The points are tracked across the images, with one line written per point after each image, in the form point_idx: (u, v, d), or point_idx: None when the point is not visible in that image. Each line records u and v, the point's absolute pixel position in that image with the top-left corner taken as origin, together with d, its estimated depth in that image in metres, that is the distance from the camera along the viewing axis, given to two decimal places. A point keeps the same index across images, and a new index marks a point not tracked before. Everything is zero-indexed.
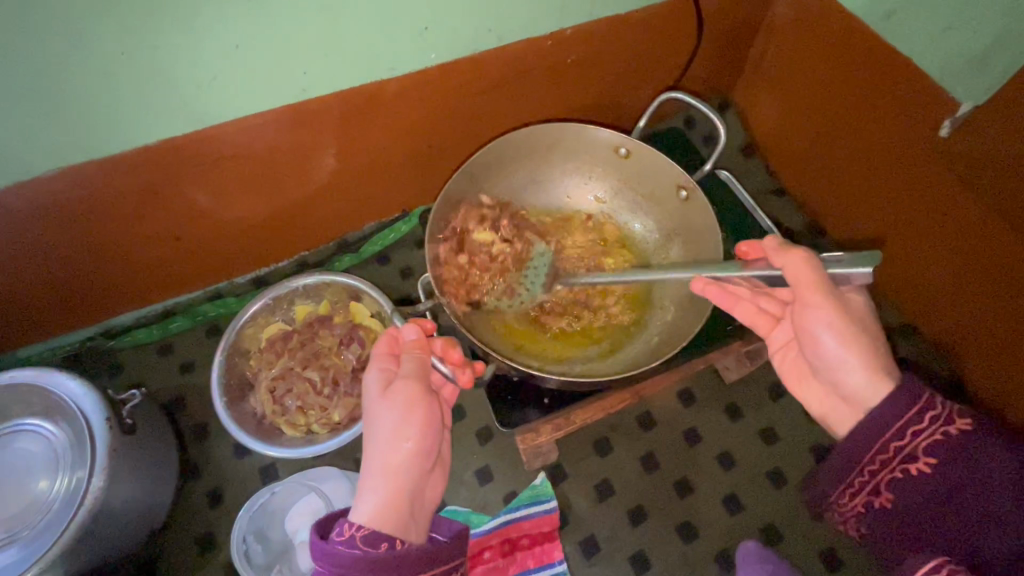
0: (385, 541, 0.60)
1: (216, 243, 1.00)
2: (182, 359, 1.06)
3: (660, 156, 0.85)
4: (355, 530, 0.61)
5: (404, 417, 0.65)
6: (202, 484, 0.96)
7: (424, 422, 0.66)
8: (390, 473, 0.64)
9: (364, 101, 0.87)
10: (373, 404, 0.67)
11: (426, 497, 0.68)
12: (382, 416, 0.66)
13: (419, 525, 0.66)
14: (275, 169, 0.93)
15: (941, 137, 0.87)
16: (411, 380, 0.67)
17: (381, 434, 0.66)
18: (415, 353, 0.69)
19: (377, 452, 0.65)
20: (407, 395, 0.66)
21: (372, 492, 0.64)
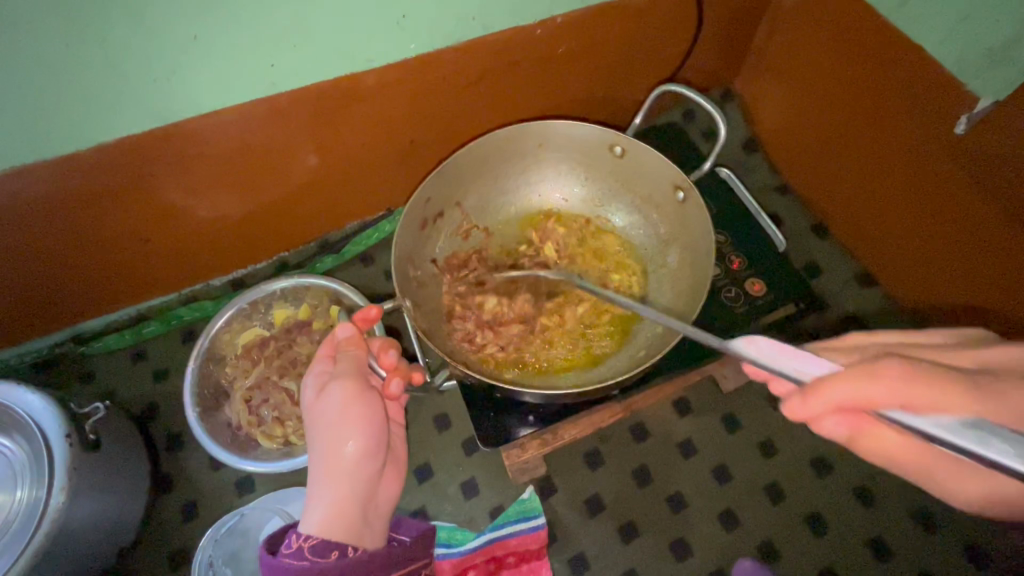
0: (334, 549, 0.58)
1: (188, 244, 0.95)
2: (156, 367, 1.02)
3: (656, 153, 0.78)
4: (303, 540, 0.58)
5: (345, 417, 0.62)
6: (176, 497, 0.92)
7: (369, 420, 0.63)
8: (334, 478, 0.61)
9: (339, 96, 0.82)
10: (312, 409, 0.65)
11: (380, 499, 0.65)
12: (323, 419, 0.63)
13: (376, 530, 0.63)
14: (247, 167, 0.87)
15: (957, 135, 0.81)
16: (346, 379, 0.65)
17: (322, 438, 0.63)
18: (349, 352, 0.68)
19: (320, 457, 0.62)
20: (344, 395, 0.63)
21: (319, 500, 0.60)
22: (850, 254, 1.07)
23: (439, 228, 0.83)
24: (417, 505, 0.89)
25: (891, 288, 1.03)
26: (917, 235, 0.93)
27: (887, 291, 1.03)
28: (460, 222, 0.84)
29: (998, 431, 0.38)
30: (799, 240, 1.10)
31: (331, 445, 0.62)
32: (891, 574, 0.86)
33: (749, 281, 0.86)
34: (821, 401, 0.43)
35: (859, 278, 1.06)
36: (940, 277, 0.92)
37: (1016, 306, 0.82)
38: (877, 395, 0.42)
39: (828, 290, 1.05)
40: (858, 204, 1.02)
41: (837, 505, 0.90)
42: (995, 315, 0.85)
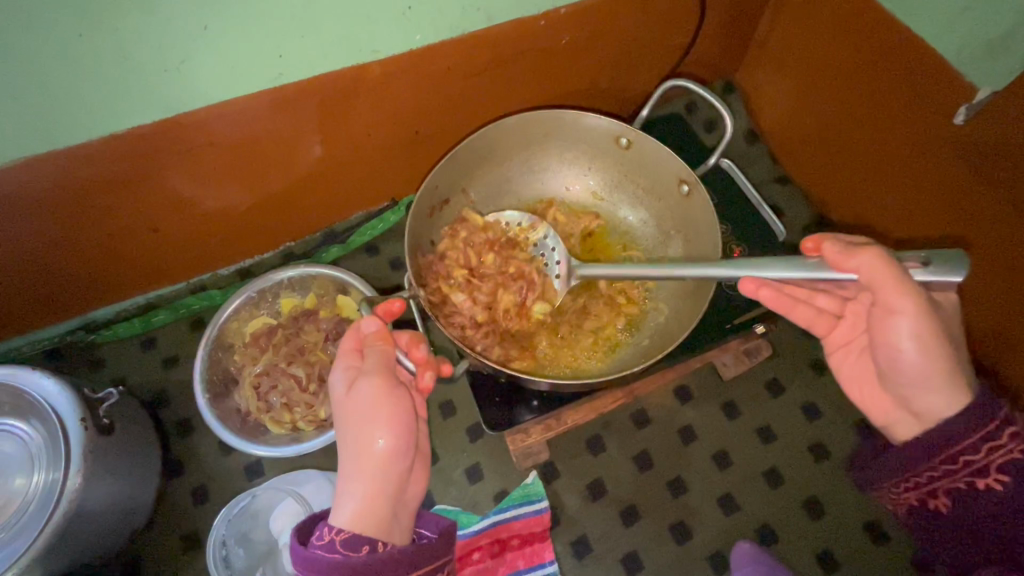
0: (365, 544, 0.59)
1: (197, 233, 0.97)
2: (166, 354, 1.03)
3: (662, 147, 0.80)
4: (334, 534, 0.59)
5: (377, 415, 0.62)
6: (186, 481, 0.94)
7: (400, 418, 0.63)
8: (366, 474, 0.61)
9: (346, 86, 0.83)
10: (342, 404, 0.64)
11: (408, 493, 0.66)
12: (353, 415, 0.63)
13: (402, 524, 0.64)
14: (256, 157, 0.88)
15: (957, 125, 0.82)
16: (377, 377, 0.63)
17: (354, 434, 0.63)
18: (378, 348, 0.64)
19: (351, 452, 0.62)
20: (376, 392, 0.62)
21: (349, 495, 0.61)
22: None
23: (444, 219, 0.84)
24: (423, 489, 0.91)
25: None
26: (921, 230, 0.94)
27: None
28: (464, 213, 0.86)
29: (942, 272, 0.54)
30: (799, 231, 1.11)
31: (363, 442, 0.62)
32: (886, 558, 0.88)
33: None
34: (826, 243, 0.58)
35: None
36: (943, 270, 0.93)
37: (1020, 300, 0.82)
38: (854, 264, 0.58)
39: None
40: (859, 196, 1.03)
41: (835, 490, 0.92)
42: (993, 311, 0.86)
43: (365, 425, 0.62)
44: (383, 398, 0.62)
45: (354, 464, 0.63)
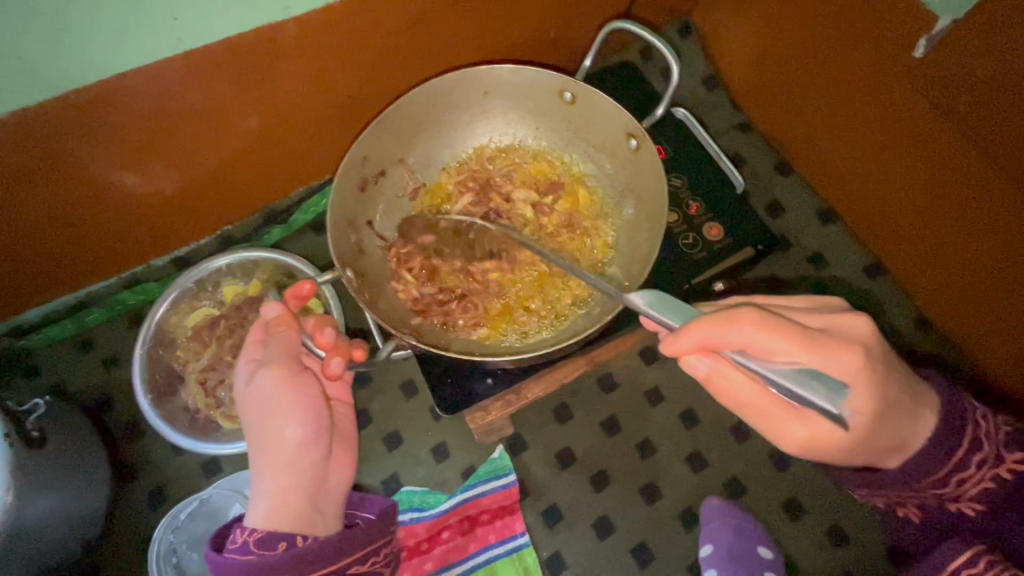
0: (282, 541, 0.56)
1: (121, 224, 0.89)
2: (105, 355, 0.97)
3: (606, 98, 0.75)
4: (247, 535, 0.57)
5: (280, 404, 0.59)
6: (142, 484, 0.91)
7: (307, 404, 0.60)
8: (276, 468, 0.59)
9: (259, 50, 0.74)
10: (245, 400, 0.61)
11: (331, 484, 0.64)
12: (256, 410, 0.60)
13: (328, 515, 0.62)
14: (171, 136, 0.80)
15: (917, 58, 0.78)
16: (277, 363, 0.60)
17: (259, 429, 0.60)
18: (280, 333, 0.62)
19: (260, 449, 0.60)
20: (278, 381, 0.59)
21: (262, 493, 0.59)
22: (813, 190, 1.06)
23: (382, 190, 0.79)
24: (389, 471, 0.89)
25: (847, 223, 1.03)
26: (879, 168, 0.91)
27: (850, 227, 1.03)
28: (404, 184, 0.80)
29: (818, 375, 0.45)
30: (762, 179, 1.08)
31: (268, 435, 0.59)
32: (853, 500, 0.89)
33: (708, 226, 0.84)
34: (689, 339, 0.45)
35: (822, 214, 1.05)
36: (905, 210, 0.91)
37: (981, 235, 0.81)
38: (733, 340, 0.45)
39: (791, 228, 1.05)
40: (822, 140, 0.99)
41: None
42: (973, 250, 0.83)
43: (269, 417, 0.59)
44: (286, 386, 0.59)
45: (263, 460, 0.60)
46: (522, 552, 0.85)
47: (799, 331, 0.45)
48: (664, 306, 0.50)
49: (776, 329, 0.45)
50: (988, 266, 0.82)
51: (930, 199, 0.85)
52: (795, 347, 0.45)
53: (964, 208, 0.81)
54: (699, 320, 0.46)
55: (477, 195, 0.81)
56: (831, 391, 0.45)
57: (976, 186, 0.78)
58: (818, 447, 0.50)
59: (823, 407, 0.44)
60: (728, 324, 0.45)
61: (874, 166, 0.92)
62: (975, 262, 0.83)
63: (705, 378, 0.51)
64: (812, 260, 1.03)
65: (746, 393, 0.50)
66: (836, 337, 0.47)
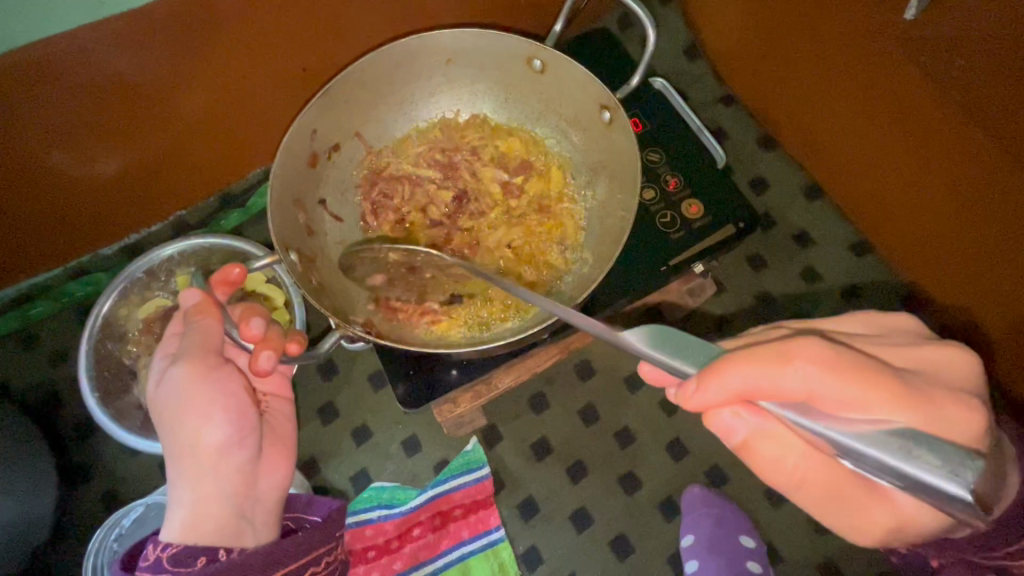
0: (201, 555, 0.51)
1: (57, 211, 0.82)
2: (53, 350, 0.91)
3: (577, 66, 0.69)
4: (161, 551, 0.51)
5: (194, 404, 0.55)
6: (96, 485, 0.86)
7: (226, 402, 0.56)
8: (193, 474, 0.54)
9: (194, 15, 0.68)
10: (157, 403, 0.56)
11: (262, 490, 0.59)
12: (169, 412, 0.55)
13: (258, 523, 0.57)
14: (102, 112, 0.73)
15: (908, 20, 0.71)
16: (191, 358, 0.56)
17: (173, 433, 0.55)
18: (199, 322, 0.58)
19: (173, 456, 0.55)
20: (192, 376, 0.55)
21: (177, 504, 0.54)
22: (799, 165, 1.02)
23: (336, 166, 0.73)
24: (358, 467, 0.85)
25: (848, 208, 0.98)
26: (873, 147, 0.86)
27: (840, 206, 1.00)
28: (361, 161, 0.75)
29: (919, 437, 0.35)
30: (746, 154, 1.04)
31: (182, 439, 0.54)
32: None
33: (686, 204, 0.80)
34: (723, 387, 0.37)
35: (806, 191, 1.01)
36: (904, 190, 0.85)
37: (982, 216, 0.75)
38: (788, 388, 0.38)
39: (775, 206, 1.01)
40: (806, 111, 0.95)
41: None
42: (957, 222, 0.79)
43: (181, 418, 0.54)
44: (200, 382, 0.55)
45: (179, 467, 0.55)
46: (497, 548, 0.82)
47: (877, 376, 0.38)
48: (667, 344, 0.40)
49: (850, 364, 0.38)
50: (972, 236, 0.77)
51: (917, 166, 0.81)
52: (870, 395, 0.37)
53: (948, 176, 0.77)
54: (733, 358, 0.38)
55: (440, 173, 0.76)
56: (948, 467, 0.33)
57: (956, 151, 0.74)
58: (904, 529, 0.41)
59: (940, 489, 0.33)
60: (782, 359, 0.38)
61: (859, 136, 0.88)
62: (960, 233, 0.79)
63: (740, 444, 0.42)
64: (796, 239, 1.00)
65: (810, 468, 0.41)
66: (922, 385, 0.39)
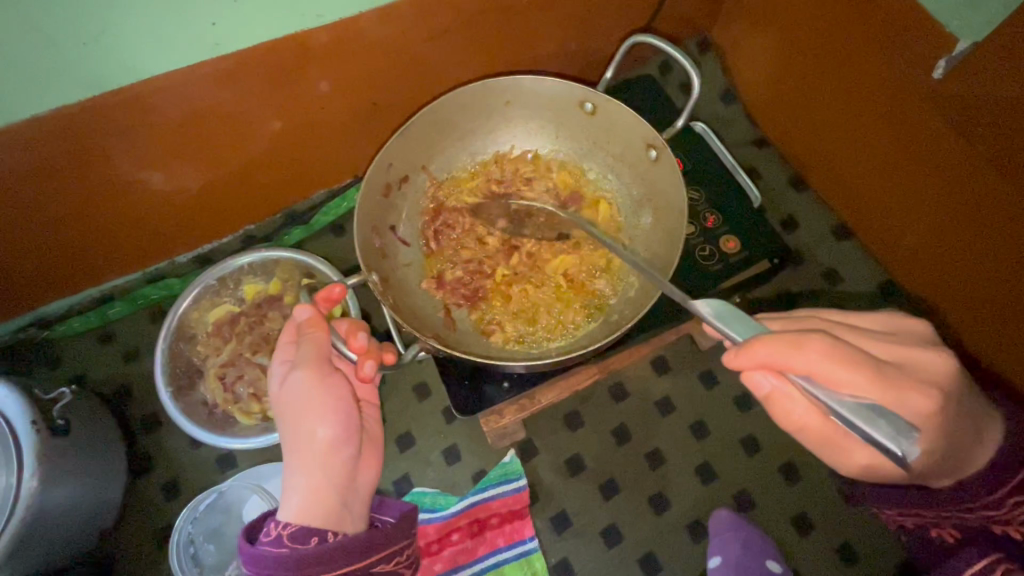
0: (314, 536, 0.58)
1: (147, 221, 0.91)
2: (126, 347, 0.99)
3: (627, 109, 0.76)
4: (281, 529, 0.59)
5: (311, 404, 0.62)
6: (157, 476, 0.92)
7: (336, 405, 0.63)
8: (308, 466, 0.61)
9: (291, 56, 0.77)
10: (279, 401, 0.64)
11: (361, 483, 0.66)
12: (290, 410, 0.63)
13: (357, 514, 0.64)
14: (202, 134, 0.82)
15: (935, 80, 0.79)
16: (308, 366, 0.63)
17: (293, 428, 0.63)
18: (311, 335, 0.64)
19: (293, 449, 0.62)
20: (311, 380, 0.63)
21: (295, 490, 0.61)
22: (828, 207, 1.07)
23: (405, 193, 0.81)
24: (401, 472, 0.90)
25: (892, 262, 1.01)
26: (907, 200, 0.91)
27: (880, 256, 1.02)
28: (426, 188, 0.83)
29: (884, 413, 0.42)
30: (777, 194, 1.09)
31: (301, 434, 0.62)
32: (861, 516, 0.89)
33: (724, 238, 0.85)
34: (751, 357, 0.44)
35: (836, 231, 1.06)
36: (944, 241, 0.88)
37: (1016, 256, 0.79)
38: (798, 365, 0.44)
39: (805, 244, 1.06)
40: (835, 158, 1.01)
41: (810, 454, 0.92)
42: (990, 263, 0.83)
43: (302, 416, 0.62)
44: (318, 387, 0.63)
45: (296, 458, 0.63)
46: (530, 558, 0.86)
47: (867, 365, 0.44)
48: (732, 321, 0.48)
49: (847, 355, 0.44)
50: (1005, 278, 0.81)
51: (944, 215, 0.86)
52: (862, 381, 0.43)
53: (978, 220, 0.81)
54: (766, 338, 0.44)
55: (497, 201, 0.83)
56: (895, 431, 0.41)
57: (986, 197, 0.79)
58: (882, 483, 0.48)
59: (886, 446, 0.40)
60: (794, 346, 0.43)
61: (887, 185, 0.93)
62: (994, 276, 0.83)
63: (765, 397, 0.48)
64: (825, 277, 1.04)
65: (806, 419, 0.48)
66: (907, 377, 0.46)
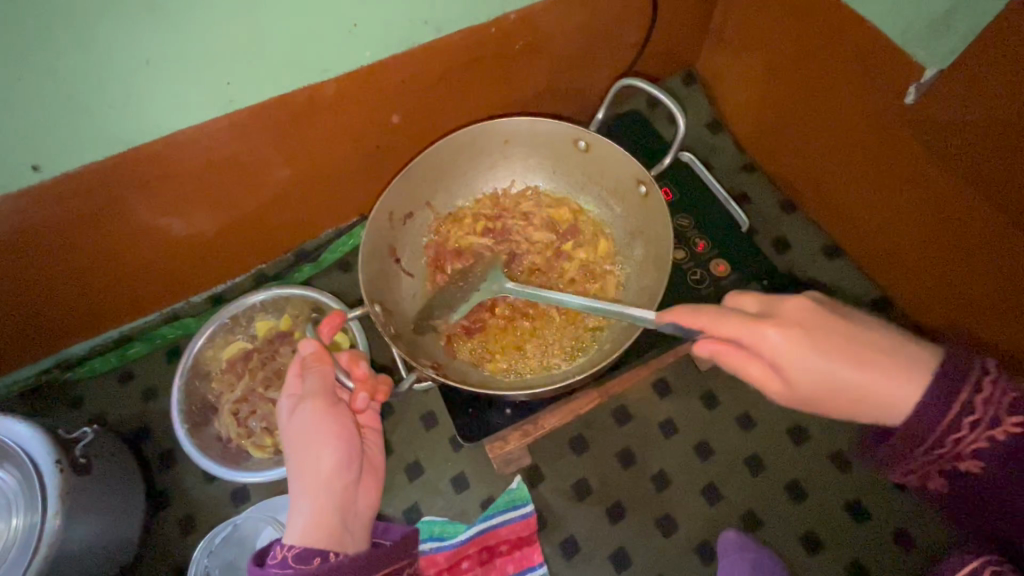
0: (317, 556, 0.61)
1: (166, 264, 0.96)
2: (144, 386, 1.03)
3: (616, 147, 0.81)
4: (287, 551, 0.61)
5: (315, 432, 0.65)
6: (174, 511, 0.95)
7: (338, 432, 0.67)
8: (313, 490, 0.64)
9: (300, 107, 0.82)
10: (285, 429, 0.67)
11: (360, 506, 0.69)
12: (296, 437, 0.66)
13: (358, 536, 0.67)
14: (218, 182, 0.87)
15: (908, 104, 0.83)
16: (315, 396, 0.67)
17: (298, 454, 0.66)
18: (317, 367, 0.68)
19: (298, 474, 0.65)
20: (315, 411, 0.66)
21: (299, 513, 0.64)
22: (819, 227, 1.10)
23: (408, 229, 0.86)
24: (410, 501, 0.92)
25: (906, 289, 0.99)
26: (904, 218, 0.92)
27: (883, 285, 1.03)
28: (431, 222, 0.88)
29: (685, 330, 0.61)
30: (768, 216, 1.12)
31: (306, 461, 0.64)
32: (869, 535, 0.89)
33: (715, 263, 0.88)
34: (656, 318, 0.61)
35: (827, 250, 1.08)
36: (949, 254, 0.88)
37: (999, 260, 0.82)
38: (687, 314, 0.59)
39: (799, 264, 1.08)
40: (820, 179, 1.05)
41: (814, 473, 0.92)
42: (975, 268, 0.86)
43: (307, 443, 0.65)
44: (322, 416, 0.66)
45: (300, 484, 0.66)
46: None
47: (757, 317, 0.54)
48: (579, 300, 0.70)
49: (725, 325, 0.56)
50: (994, 280, 0.84)
51: (932, 225, 0.88)
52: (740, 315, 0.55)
53: (964, 229, 0.84)
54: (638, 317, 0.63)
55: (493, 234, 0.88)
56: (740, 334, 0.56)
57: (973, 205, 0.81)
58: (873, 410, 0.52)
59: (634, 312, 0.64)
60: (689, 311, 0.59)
61: (873, 200, 0.96)
62: (978, 278, 0.86)
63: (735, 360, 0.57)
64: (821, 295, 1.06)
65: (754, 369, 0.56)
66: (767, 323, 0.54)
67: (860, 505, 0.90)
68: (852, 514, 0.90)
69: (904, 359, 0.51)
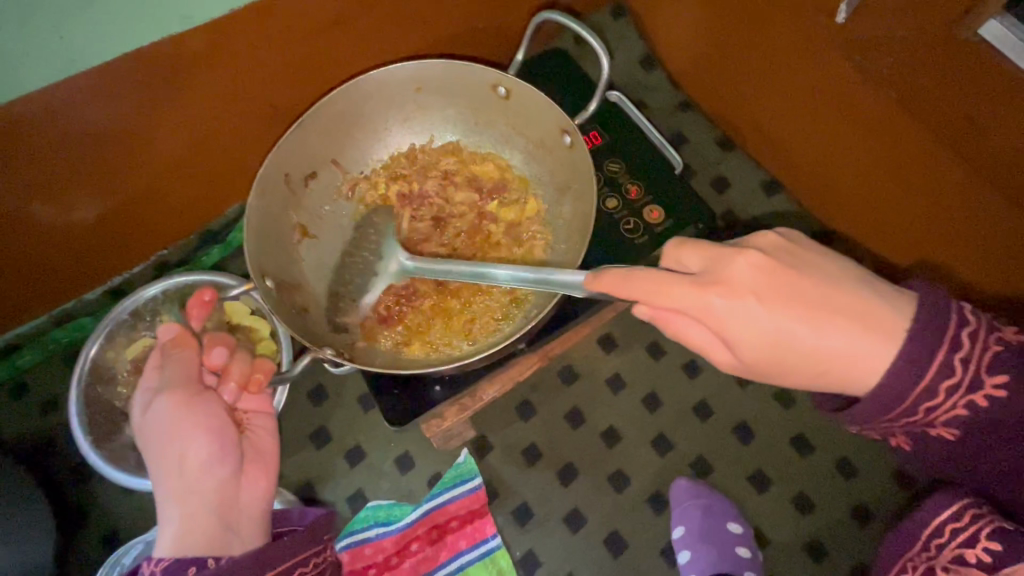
0: (191, 563, 0.55)
1: (42, 259, 0.84)
2: (42, 398, 0.92)
3: (538, 93, 0.73)
4: (155, 564, 0.55)
5: (177, 426, 0.61)
6: (95, 527, 0.87)
7: (206, 423, 0.62)
8: (180, 493, 0.60)
9: (165, 64, 0.70)
10: (146, 430, 0.63)
11: (246, 501, 0.63)
12: (156, 437, 0.62)
13: (244, 533, 0.61)
14: (80, 160, 0.75)
15: (839, 24, 0.77)
16: (173, 388, 0.63)
17: (161, 455, 0.61)
18: (177, 355, 0.67)
19: (164, 477, 0.60)
20: (175, 403, 0.63)
21: (169, 521, 0.59)
22: (758, 162, 1.06)
23: (313, 192, 0.78)
24: (353, 487, 0.87)
25: (841, 222, 0.97)
26: (834, 146, 0.89)
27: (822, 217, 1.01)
28: (340, 184, 0.79)
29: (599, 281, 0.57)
30: (707, 155, 1.08)
31: (169, 459, 0.60)
32: (814, 467, 0.90)
33: (648, 210, 0.84)
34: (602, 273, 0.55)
35: (766, 185, 1.05)
36: (876, 177, 0.86)
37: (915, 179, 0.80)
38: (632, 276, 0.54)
39: (738, 203, 1.05)
40: (752, 111, 1.01)
41: (760, 412, 0.92)
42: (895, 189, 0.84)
43: (170, 440, 0.61)
44: (183, 407, 0.62)
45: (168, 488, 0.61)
46: (495, 555, 0.84)
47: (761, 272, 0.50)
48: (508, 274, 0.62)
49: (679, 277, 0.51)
50: (915, 198, 0.82)
51: (856, 149, 0.86)
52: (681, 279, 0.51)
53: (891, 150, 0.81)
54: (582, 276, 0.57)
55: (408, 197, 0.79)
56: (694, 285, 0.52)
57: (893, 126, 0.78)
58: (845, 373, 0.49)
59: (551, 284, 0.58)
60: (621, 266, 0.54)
61: (805, 129, 0.93)
62: (898, 200, 0.84)
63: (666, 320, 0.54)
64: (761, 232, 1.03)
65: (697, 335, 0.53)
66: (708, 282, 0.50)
67: (805, 439, 0.91)
68: (798, 448, 0.91)
69: (878, 316, 0.48)
